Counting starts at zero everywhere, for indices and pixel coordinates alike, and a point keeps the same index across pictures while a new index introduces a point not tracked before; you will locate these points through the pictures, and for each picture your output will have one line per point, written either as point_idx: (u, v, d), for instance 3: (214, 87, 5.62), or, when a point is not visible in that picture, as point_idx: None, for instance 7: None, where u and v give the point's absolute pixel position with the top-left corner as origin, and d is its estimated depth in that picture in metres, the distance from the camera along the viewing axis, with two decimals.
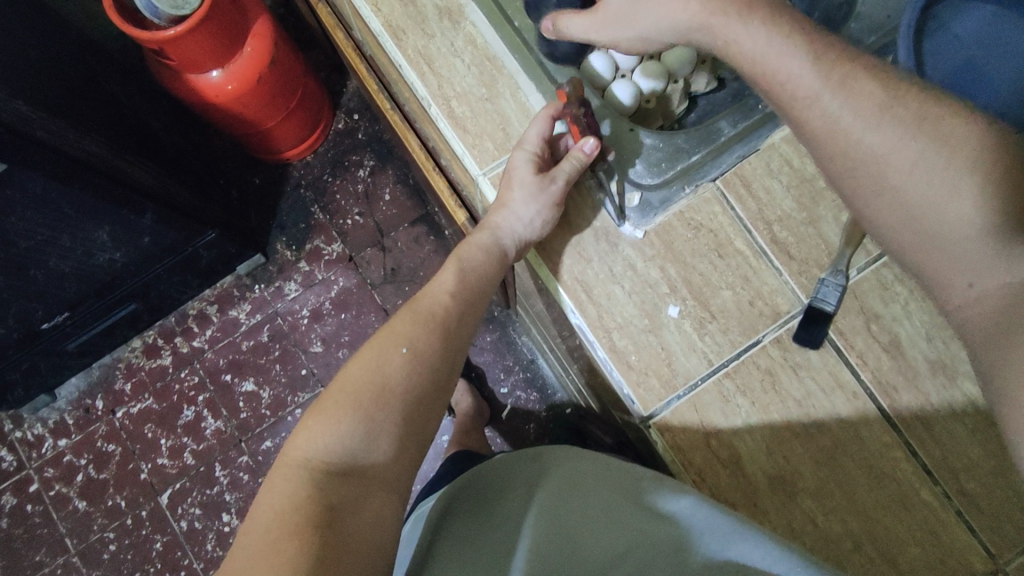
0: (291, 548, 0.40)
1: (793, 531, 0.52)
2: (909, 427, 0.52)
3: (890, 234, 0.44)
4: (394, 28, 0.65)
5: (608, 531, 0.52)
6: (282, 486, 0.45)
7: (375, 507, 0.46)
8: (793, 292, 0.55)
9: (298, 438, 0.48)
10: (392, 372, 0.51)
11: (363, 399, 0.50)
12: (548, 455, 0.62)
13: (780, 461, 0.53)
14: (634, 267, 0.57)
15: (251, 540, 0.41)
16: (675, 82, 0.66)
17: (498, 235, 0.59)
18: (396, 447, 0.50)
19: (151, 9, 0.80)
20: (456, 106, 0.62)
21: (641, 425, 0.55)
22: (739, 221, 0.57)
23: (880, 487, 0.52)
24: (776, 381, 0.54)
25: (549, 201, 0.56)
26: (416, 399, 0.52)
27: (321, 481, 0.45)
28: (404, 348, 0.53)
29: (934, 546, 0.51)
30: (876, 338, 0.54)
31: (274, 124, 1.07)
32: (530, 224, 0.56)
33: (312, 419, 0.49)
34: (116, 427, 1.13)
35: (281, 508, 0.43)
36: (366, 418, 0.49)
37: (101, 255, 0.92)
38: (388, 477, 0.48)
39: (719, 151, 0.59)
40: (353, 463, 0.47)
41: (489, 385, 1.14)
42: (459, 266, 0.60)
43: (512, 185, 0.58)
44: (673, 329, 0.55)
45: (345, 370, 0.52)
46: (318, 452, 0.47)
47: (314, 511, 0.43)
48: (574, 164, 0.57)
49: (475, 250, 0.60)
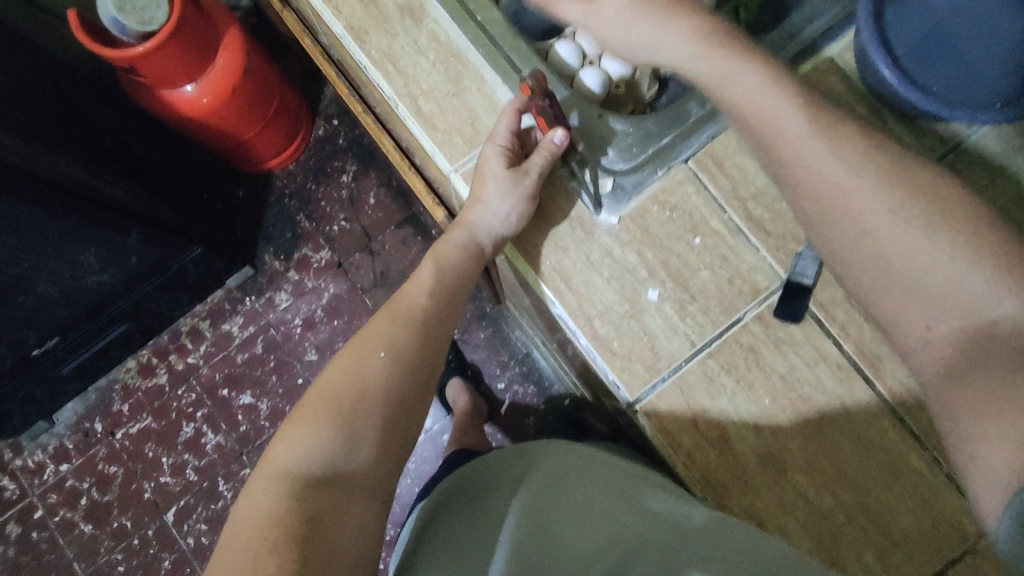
0: (271, 561, 0.41)
1: (785, 506, 0.52)
2: (896, 396, 0.52)
3: (877, 273, 0.43)
4: (356, 30, 0.64)
5: (594, 526, 0.53)
6: (261, 499, 0.45)
7: (357, 516, 0.47)
8: (771, 268, 0.55)
9: (279, 448, 0.49)
10: (370, 375, 0.52)
11: (342, 405, 0.50)
12: (530, 450, 0.62)
13: (768, 438, 0.53)
14: (611, 253, 0.57)
15: (231, 556, 0.42)
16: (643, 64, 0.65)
17: (475, 233, 0.59)
18: (378, 453, 0.50)
19: (118, 28, 0.80)
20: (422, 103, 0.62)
21: (627, 409, 0.56)
22: (713, 201, 0.57)
23: (870, 457, 0.52)
24: (759, 360, 0.54)
25: (522, 196, 0.56)
26: (398, 404, 0.52)
27: (301, 492, 0.45)
28: (383, 351, 0.53)
29: (928, 513, 0.51)
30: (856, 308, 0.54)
31: (252, 135, 1.07)
32: (506, 219, 0.57)
33: (292, 428, 0.49)
34: (117, 448, 1.13)
35: (261, 522, 0.43)
36: (346, 426, 0.49)
37: (89, 277, 0.92)
38: (371, 484, 0.49)
39: (689, 133, 0.58)
40: (334, 472, 0.47)
41: (486, 381, 1.14)
42: (436, 267, 0.60)
43: (484, 181, 0.58)
44: (655, 313, 0.55)
45: (324, 377, 0.53)
46: (299, 461, 0.47)
47: (293, 524, 0.43)
48: (545, 156, 0.57)
49: (451, 248, 0.61)
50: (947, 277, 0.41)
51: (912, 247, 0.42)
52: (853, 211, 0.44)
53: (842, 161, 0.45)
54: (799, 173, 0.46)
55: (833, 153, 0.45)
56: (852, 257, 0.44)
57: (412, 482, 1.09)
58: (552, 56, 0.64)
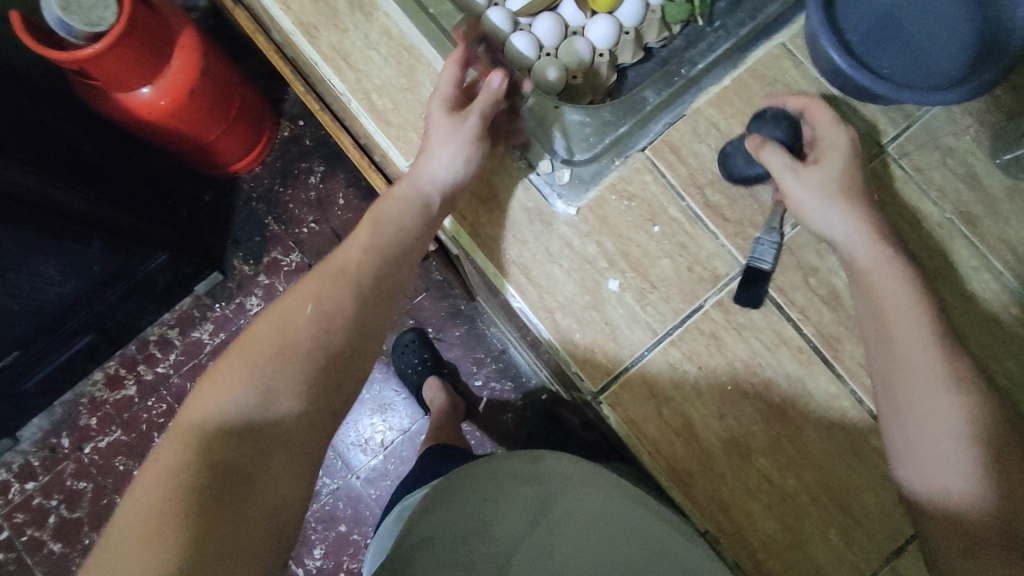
0: (174, 513, 0.39)
1: (750, 490, 0.53)
2: (854, 375, 0.53)
3: (908, 402, 0.48)
4: (305, 26, 0.63)
5: (600, 530, 0.51)
6: (170, 457, 0.42)
7: (278, 472, 0.44)
8: (730, 255, 0.56)
9: (193, 405, 0.46)
10: (295, 332, 0.49)
11: (263, 359, 0.47)
12: (548, 461, 0.59)
13: (732, 424, 0.53)
14: (570, 244, 0.57)
15: (131, 515, 0.39)
16: (600, 55, 0.64)
17: (416, 179, 0.56)
18: (303, 408, 0.47)
19: (65, 29, 0.77)
20: (376, 99, 0.61)
21: (591, 400, 0.55)
22: (671, 189, 0.57)
23: (833, 438, 0.53)
24: (721, 345, 0.54)
25: (463, 138, 0.56)
26: (329, 359, 0.49)
27: (210, 449, 0.43)
28: (310, 307, 0.50)
29: (887, 490, 0.52)
30: (815, 291, 0.55)
31: (215, 137, 1.04)
32: (453, 164, 0.56)
33: (208, 385, 0.47)
34: (85, 463, 1.10)
35: (164, 481, 0.40)
36: (264, 381, 0.46)
37: (51, 288, 0.89)
38: (294, 442, 0.46)
39: (646, 121, 0.59)
40: (254, 424, 0.45)
41: (463, 379, 1.14)
42: (374, 222, 0.55)
43: (429, 123, 0.58)
44: (616, 303, 0.55)
45: (252, 331, 0.50)
46: (213, 416, 0.44)
47: (203, 484, 0.41)
48: (487, 99, 0.57)
49: (395, 204, 0.56)
50: (916, 355, 0.48)
51: (942, 403, 0.47)
52: (913, 347, 0.48)
53: (918, 309, 0.49)
54: (871, 301, 0.51)
55: (910, 301, 0.49)
56: (894, 378, 0.49)
57: (390, 481, 1.11)
58: (508, 48, 0.63)
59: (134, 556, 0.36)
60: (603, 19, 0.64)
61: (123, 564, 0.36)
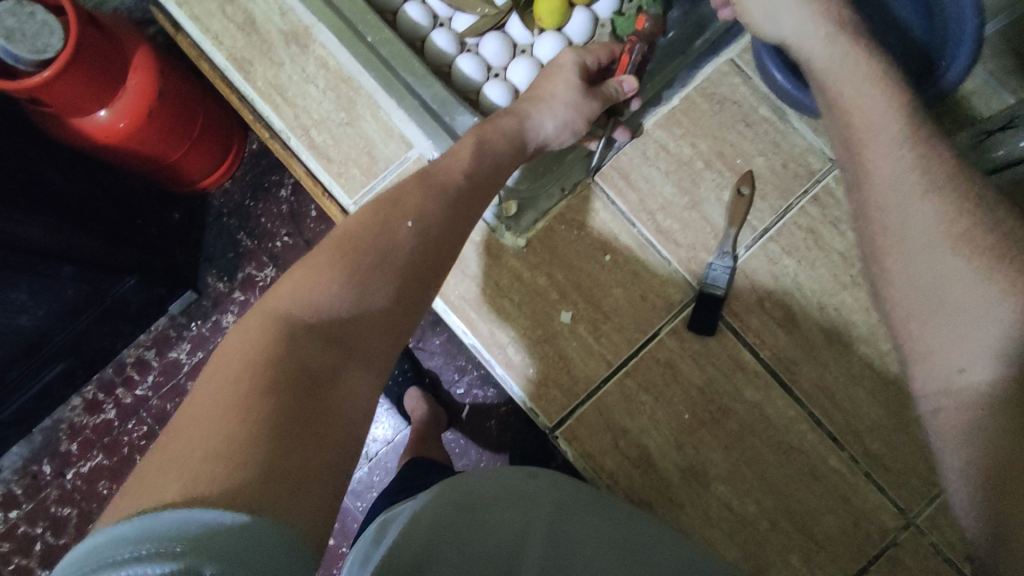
0: (262, 408, 0.38)
1: (713, 515, 0.69)
2: (773, 362, 0.70)
3: (900, 291, 0.45)
4: (240, 61, 0.80)
5: (621, 557, 0.51)
6: (258, 334, 0.42)
7: (352, 382, 0.44)
8: (684, 281, 0.72)
9: (281, 291, 0.46)
10: (398, 242, 0.50)
11: (363, 263, 0.48)
12: (542, 478, 0.58)
13: (689, 452, 0.70)
14: (521, 277, 0.74)
15: (217, 387, 0.38)
16: (493, 74, 0.77)
17: (525, 126, 0.63)
18: (389, 308, 0.48)
19: (9, 56, 0.68)
20: (316, 134, 0.78)
21: (550, 434, 0.72)
22: (623, 216, 0.74)
23: (790, 460, 0.69)
24: (675, 370, 0.71)
25: (583, 113, 0.66)
26: (415, 270, 0.50)
27: (295, 335, 0.43)
28: (411, 221, 0.51)
29: (814, 480, 0.68)
30: (758, 303, 0.71)
31: (179, 157, 0.97)
32: (561, 126, 0.66)
33: (300, 272, 0.47)
34: (69, 489, 1.06)
35: (252, 358, 0.40)
36: (359, 280, 0.47)
37: (21, 317, 0.83)
38: (367, 353, 0.46)
39: (579, 164, 0.75)
40: (342, 322, 0.45)
41: (443, 388, 1.02)
42: (479, 141, 0.59)
43: (558, 82, 0.65)
44: (568, 334, 0.72)
45: (342, 228, 0.51)
46: (301, 308, 0.44)
47: (295, 374, 0.41)
48: (613, 90, 0.68)
49: (497, 134, 0.61)
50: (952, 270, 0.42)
51: (958, 282, 0.41)
52: (924, 231, 0.43)
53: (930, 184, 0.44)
54: (866, 193, 0.48)
55: (918, 184, 0.45)
56: (887, 266, 0.46)
57: (369, 496, 1.02)
58: (456, 68, 0.76)
59: (212, 450, 0.35)
60: (550, 38, 0.75)
61: (198, 460, 0.35)
